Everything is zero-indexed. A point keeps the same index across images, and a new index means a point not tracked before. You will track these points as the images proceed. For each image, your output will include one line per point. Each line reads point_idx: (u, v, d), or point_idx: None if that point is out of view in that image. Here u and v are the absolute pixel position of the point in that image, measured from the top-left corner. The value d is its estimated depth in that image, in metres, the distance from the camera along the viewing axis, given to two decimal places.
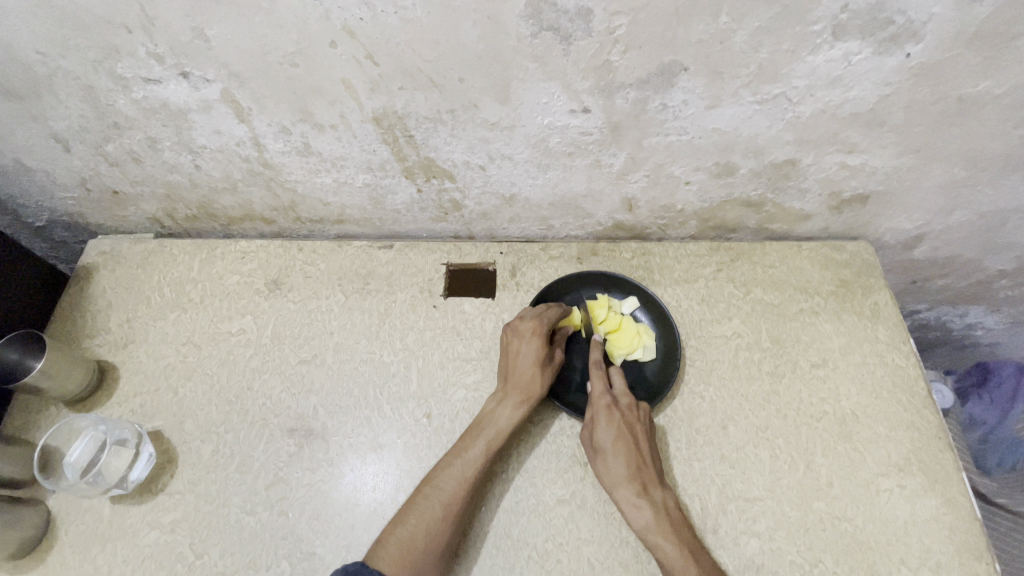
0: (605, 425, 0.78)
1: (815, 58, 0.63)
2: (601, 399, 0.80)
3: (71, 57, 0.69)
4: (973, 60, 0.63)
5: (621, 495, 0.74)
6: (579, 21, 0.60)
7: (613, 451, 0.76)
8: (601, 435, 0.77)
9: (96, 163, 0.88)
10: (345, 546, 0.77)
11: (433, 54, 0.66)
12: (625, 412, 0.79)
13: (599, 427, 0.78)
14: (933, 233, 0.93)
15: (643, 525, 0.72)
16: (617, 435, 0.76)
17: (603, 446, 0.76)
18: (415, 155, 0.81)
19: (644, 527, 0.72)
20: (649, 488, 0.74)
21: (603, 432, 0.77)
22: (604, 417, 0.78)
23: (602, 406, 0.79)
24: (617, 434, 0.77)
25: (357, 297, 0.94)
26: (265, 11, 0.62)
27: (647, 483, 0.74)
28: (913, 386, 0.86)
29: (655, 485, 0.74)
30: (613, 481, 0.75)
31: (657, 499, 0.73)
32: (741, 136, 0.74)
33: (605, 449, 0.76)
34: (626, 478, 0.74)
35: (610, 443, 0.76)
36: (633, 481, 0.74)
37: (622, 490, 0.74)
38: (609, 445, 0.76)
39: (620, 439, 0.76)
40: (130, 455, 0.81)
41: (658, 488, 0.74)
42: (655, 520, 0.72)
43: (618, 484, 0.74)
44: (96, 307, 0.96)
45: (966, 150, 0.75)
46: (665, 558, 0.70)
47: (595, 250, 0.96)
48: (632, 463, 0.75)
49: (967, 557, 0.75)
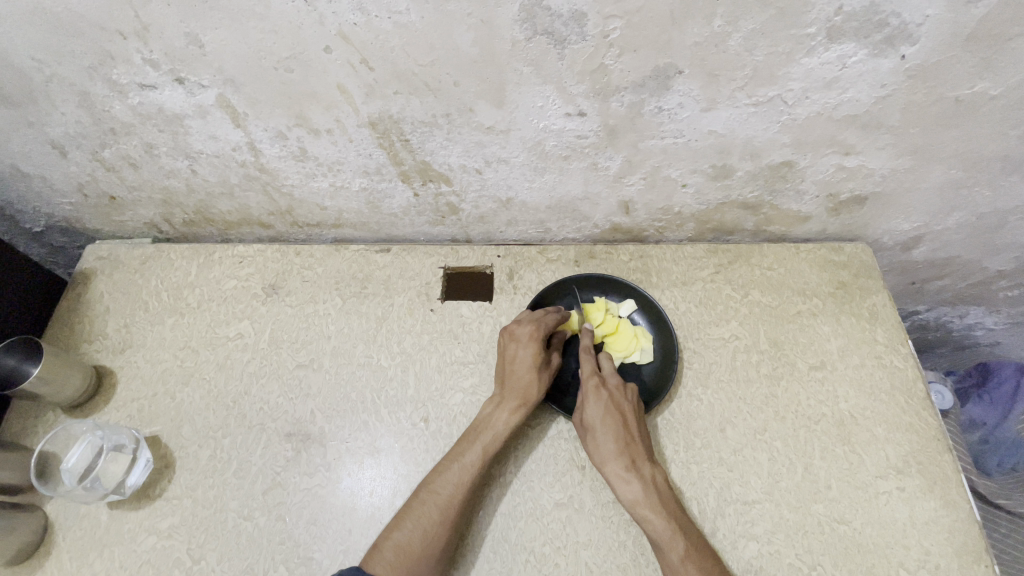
0: (594, 403, 0.78)
1: (810, 61, 0.63)
2: (590, 379, 0.80)
3: (67, 63, 0.70)
4: (970, 61, 0.63)
5: (610, 469, 0.74)
6: (573, 25, 0.60)
7: (602, 427, 0.76)
8: (591, 413, 0.77)
9: (92, 169, 0.88)
10: (342, 551, 0.77)
11: (428, 58, 0.66)
12: (614, 391, 0.79)
13: (588, 405, 0.78)
14: (931, 234, 0.93)
15: (631, 499, 0.72)
16: (606, 412, 0.77)
17: (592, 424, 0.77)
18: (411, 159, 0.81)
19: (632, 501, 0.72)
20: (638, 463, 0.74)
21: (591, 410, 0.77)
22: (593, 395, 0.78)
23: (592, 386, 0.79)
24: (606, 411, 0.77)
25: (355, 301, 0.94)
26: (259, 17, 0.62)
27: (636, 458, 0.74)
28: (912, 388, 0.85)
29: (644, 460, 0.75)
30: (602, 457, 0.75)
31: (645, 474, 0.73)
32: (737, 139, 0.74)
33: (594, 425, 0.76)
34: (615, 453, 0.74)
35: (599, 420, 0.76)
36: (621, 456, 0.74)
37: (611, 465, 0.74)
38: (598, 422, 0.76)
39: (609, 415, 0.77)
40: (127, 461, 0.81)
41: (647, 464, 0.75)
42: (644, 493, 0.72)
43: (607, 460, 0.74)
44: (94, 312, 0.96)
45: (963, 152, 0.75)
46: (654, 531, 0.70)
47: (593, 253, 0.96)
48: (620, 439, 0.75)
49: (967, 560, 0.74)
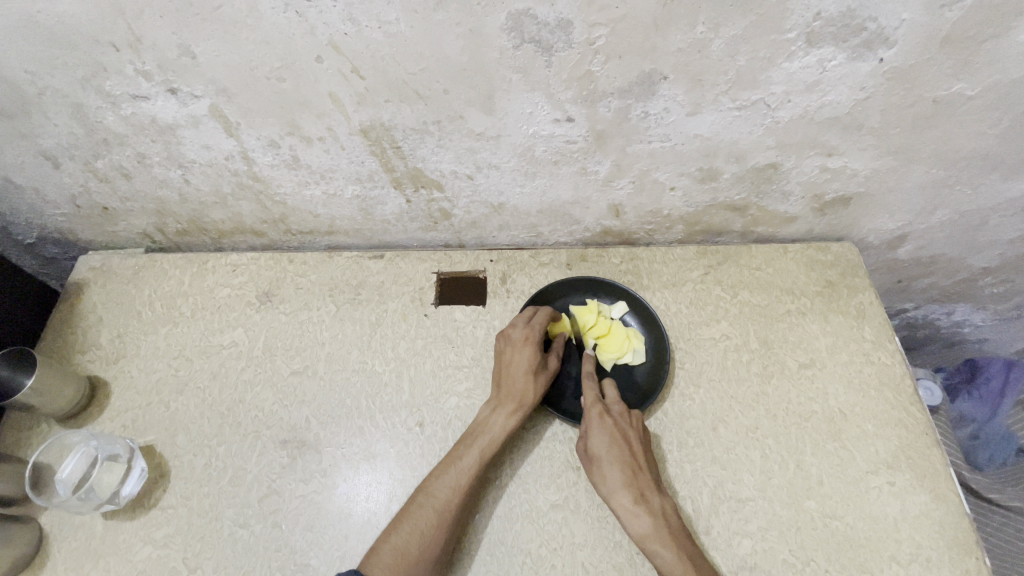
0: (599, 433, 0.78)
1: (791, 65, 0.65)
2: (594, 407, 0.80)
3: (59, 75, 0.70)
4: (946, 63, 0.64)
5: (618, 502, 0.74)
6: (559, 33, 0.62)
7: (608, 457, 0.76)
8: (596, 442, 0.77)
9: (85, 180, 0.88)
10: (338, 557, 0.77)
11: (418, 67, 0.67)
12: (618, 420, 0.79)
13: (594, 434, 0.78)
14: (916, 233, 0.95)
15: (641, 532, 0.72)
16: (612, 442, 0.77)
17: (598, 454, 0.76)
18: (403, 165, 0.82)
19: (642, 534, 0.71)
20: (646, 494, 0.74)
21: (597, 440, 0.77)
22: (598, 424, 0.78)
23: (596, 414, 0.79)
24: (611, 440, 0.77)
25: (348, 307, 0.95)
26: (251, 28, 0.63)
27: (644, 489, 0.74)
28: (900, 384, 0.87)
29: (651, 490, 0.74)
30: (610, 488, 0.75)
31: (654, 506, 0.73)
32: (723, 141, 0.76)
33: (600, 457, 0.76)
34: (622, 484, 0.74)
35: (605, 450, 0.76)
36: (629, 488, 0.74)
37: (619, 497, 0.74)
38: (604, 452, 0.76)
39: (615, 445, 0.76)
40: (122, 470, 0.81)
41: (655, 494, 0.74)
42: (653, 526, 0.72)
43: (615, 491, 0.74)
44: (87, 323, 0.96)
45: (943, 152, 0.77)
46: (664, 564, 0.70)
47: (585, 256, 0.97)
48: (627, 469, 0.75)
49: (958, 553, 0.75)
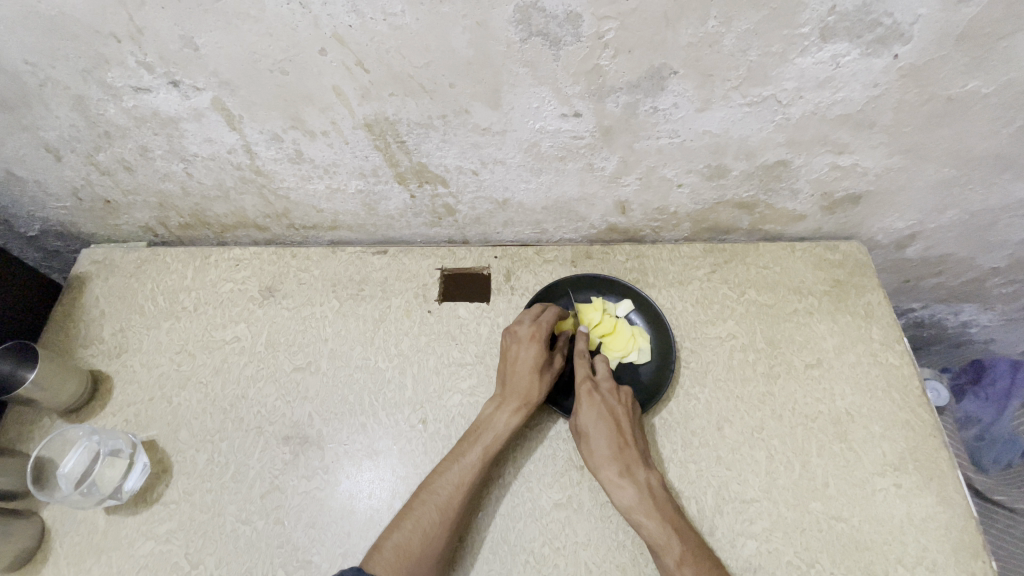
0: (587, 408, 0.78)
1: (803, 60, 0.64)
2: (584, 384, 0.80)
3: (60, 66, 0.69)
4: (962, 60, 0.63)
5: (604, 475, 0.74)
6: (567, 26, 0.61)
7: (595, 432, 0.76)
8: (583, 417, 0.77)
9: (88, 173, 0.87)
10: (341, 554, 0.77)
11: (424, 60, 0.66)
12: (607, 395, 0.79)
13: (582, 410, 0.78)
14: (926, 232, 0.93)
15: (626, 505, 0.72)
16: (599, 417, 0.77)
17: (585, 429, 0.77)
18: (408, 160, 0.81)
19: (627, 507, 0.72)
20: (632, 468, 0.74)
21: (585, 416, 0.77)
22: (586, 400, 0.78)
23: (585, 390, 0.79)
24: (599, 415, 0.77)
25: (351, 303, 0.94)
26: (254, 19, 0.62)
27: (631, 463, 0.74)
28: (907, 385, 0.86)
29: (638, 464, 0.74)
30: (597, 462, 0.75)
31: (640, 479, 0.73)
32: (732, 139, 0.75)
33: (587, 431, 0.76)
34: (609, 458, 0.74)
35: (592, 425, 0.76)
36: (615, 462, 0.74)
37: (606, 471, 0.74)
38: (591, 427, 0.76)
39: (602, 420, 0.76)
40: (125, 465, 0.81)
41: (642, 468, 0.74)
42: (638, 499, 0.72)
43: (601, 465, 0.74)
44: (89, 317, 0.96)
45: (956, 150, 0.76)
46: (650, 537, 0.70)
47: (589, 254, 0.96)
48: (614, 444, 0.75)
49: (964, 556, 0.75)
